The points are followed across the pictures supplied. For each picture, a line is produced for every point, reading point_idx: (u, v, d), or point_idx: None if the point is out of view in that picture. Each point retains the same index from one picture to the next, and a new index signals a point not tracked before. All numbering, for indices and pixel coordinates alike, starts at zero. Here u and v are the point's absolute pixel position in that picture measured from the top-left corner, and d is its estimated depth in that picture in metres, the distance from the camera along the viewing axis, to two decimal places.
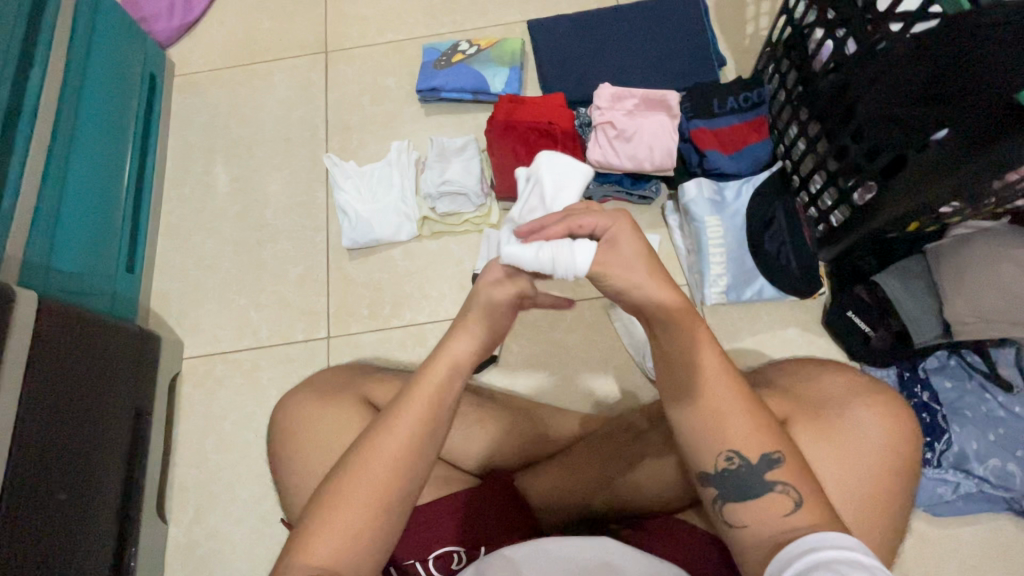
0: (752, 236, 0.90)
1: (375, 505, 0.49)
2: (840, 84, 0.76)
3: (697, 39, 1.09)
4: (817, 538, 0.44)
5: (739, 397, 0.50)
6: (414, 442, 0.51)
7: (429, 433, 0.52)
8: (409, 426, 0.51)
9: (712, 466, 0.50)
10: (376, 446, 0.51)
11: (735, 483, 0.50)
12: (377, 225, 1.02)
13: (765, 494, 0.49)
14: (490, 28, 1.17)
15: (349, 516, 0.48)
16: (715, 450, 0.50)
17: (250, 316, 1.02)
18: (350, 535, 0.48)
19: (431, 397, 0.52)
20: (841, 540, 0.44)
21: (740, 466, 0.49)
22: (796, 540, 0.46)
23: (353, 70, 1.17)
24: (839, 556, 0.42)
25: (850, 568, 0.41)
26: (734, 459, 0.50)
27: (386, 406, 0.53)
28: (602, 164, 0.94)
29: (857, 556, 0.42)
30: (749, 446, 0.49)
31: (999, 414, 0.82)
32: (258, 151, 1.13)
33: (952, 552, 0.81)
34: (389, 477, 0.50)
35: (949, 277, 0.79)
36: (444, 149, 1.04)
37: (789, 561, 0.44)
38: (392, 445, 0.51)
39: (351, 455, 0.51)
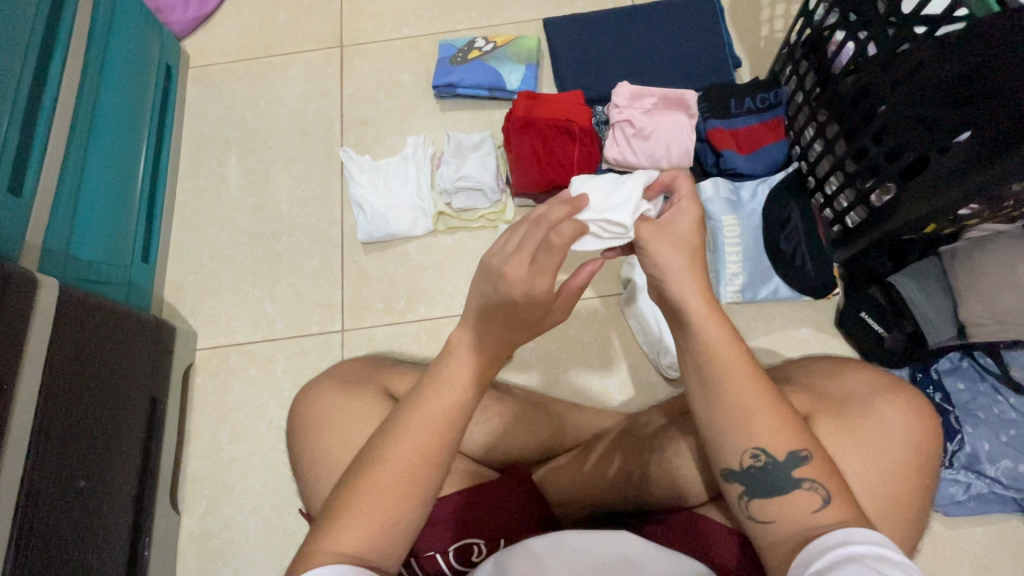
0: (768, 236, 0.91)
1: (398, 489, 0.48)
2: (860, 86, 0.77)
3: (713, 40, 1.09)
4: (845, 534, 0.45)
5: (760, 393, 0.50)
6: (445, 422, 0.50)
7: (454, 411, 0.51)
8: (436, 410, 0.50)
9: (737, 463, 0.51)
10: (402, 429, 0.50)
11: (762, 479, 0.50)
12: (392, 219, 1.02)
13: (788, 496, 0.49)
14: (506, 26, 1.18)
15: (383, 507, 0.47)
16: (741, 447, 0.50)
17: (265, 307, 1.02)
18: (384, 523, 0.47)
19: (459, 379, 0.52)
20: (868, 536, 0.44)
21: (766, 462, 0.50)
22: (823, 535, 0.46)
23: (370, 65, 1.18)
24: (870, 553, 0.42)
25: (883, 563, 0.41)
26: (760, 457, 0.50)
27: (414, 395, 0.52)
28: (620, 163, 0.96)
29: (887, 552, 0.43)
30: (776, 444, 0.49)
31: (1011, 416, 0.82)
32: (274, 144, 1.14)
33: (964, 552, 0.81)
34: (418, 463, 0.49)
35: (964, 277, 0.80)
36: (460, 145, 1.05)
37: (816, 555, 0.45)
38: (423, 416, 0.50)
39: (384, 431, 0.50)
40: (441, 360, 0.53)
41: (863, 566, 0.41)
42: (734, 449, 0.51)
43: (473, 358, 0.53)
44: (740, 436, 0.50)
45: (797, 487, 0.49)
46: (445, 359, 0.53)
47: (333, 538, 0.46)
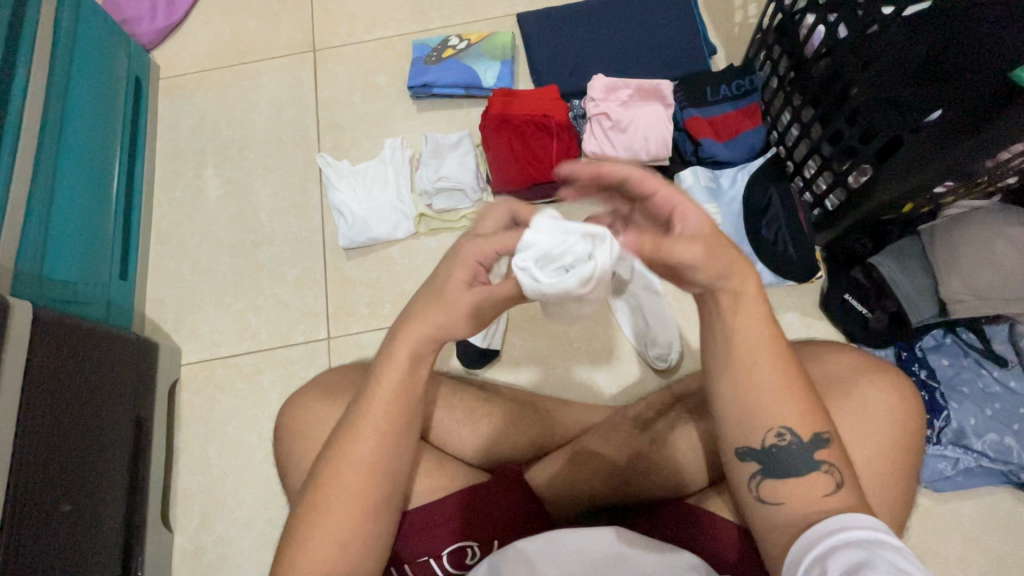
0: (750, 222, 0.91)
1: (348, 508, 0.53)
2: (833, 68, 0.77)
3: (687, 28, 1.09)
4: (844, 520, 0.46)
5: (734, 385, 0.51)
6: (381, 439, 0.54)
7: (389, 427, 0.55)
8: (372, 427, 0.54)
9: (760, 442, 0.51)
10: (346, 452, 0.54)
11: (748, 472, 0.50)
12: (373, 223, 1.01)
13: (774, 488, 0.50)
14: (479, 22, 1.17)
15: (334, 528, 0.52)
16: (766, 426, 0.50)
17: (248, 319, 1.01)
18: (338, 543, 0.52)
19: (393, 397, 0.55)
20: (864, 521, 0.46)
21: (790, 442, 0.50)
22: (822, 520, 0.47)
23: (343, 68, 1.16)
24: (865, 536, 0.44)
25: (878, 547, 0.42)
26: (785, 436, 0.50)
27: (350, 419, 0.55)
28: (598, 155, 0.95)
29: (885, 538, 0.43)
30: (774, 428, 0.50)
31: (995, 389, 0.83)
32: (250, 153, 1.12)
33: (955, 526, 0.82)
34: (365, 479, 0.54)
35: (943, 256, 0.80)
36: (438, 146, 1.04)
37: (816, 541, 0.46)
38: (360, 441, 0.54)
39: (328, 457, 0.54)
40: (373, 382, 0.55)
41: (858, 552, 0.42)
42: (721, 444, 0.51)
43: (405, 376, 0.55)
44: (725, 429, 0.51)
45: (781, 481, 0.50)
46: (377, 379, 0.55)
47: (294, 560, 0.51)
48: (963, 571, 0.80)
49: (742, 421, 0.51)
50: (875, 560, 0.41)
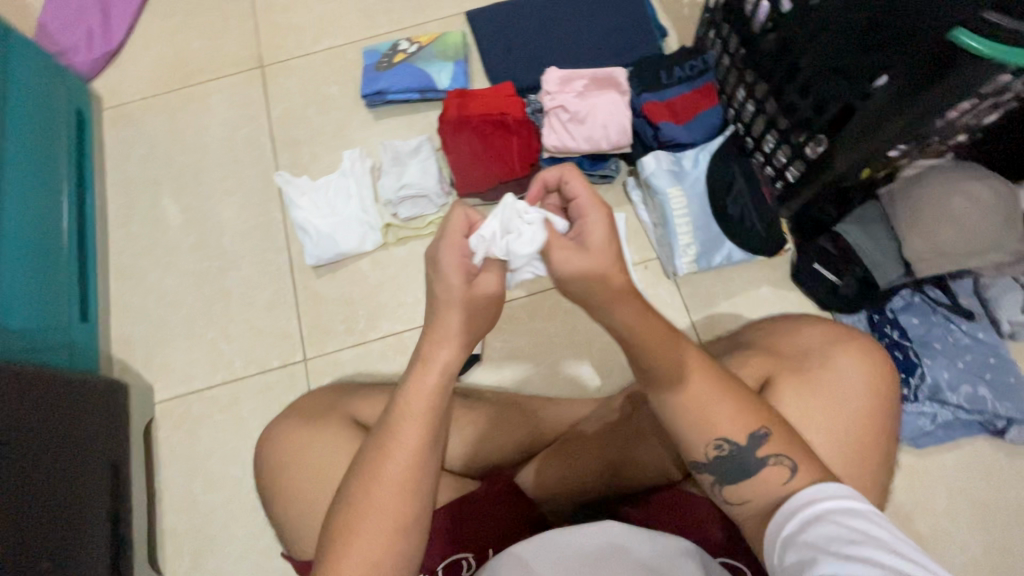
0: (715, 202, 0.91)
1: (380, 531, 0.51)
2: (780, 42, 0.77)
3: (637, 13, 1.09)
4: (812, 490, 0.48)
5: (698, 375, 0.51)
6: (415, 455, 0.54)
7: (426, 444, 0.54)
8: (406, 442, 0.54)
9: (702, 455, 0.52)
10: (377, 469, 0.53)
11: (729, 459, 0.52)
12: (340, 238, 0.99)
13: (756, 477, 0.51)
14: (428, 23, 1.15)
15: (367, 548, 0.51)
16: (704, 440, 0.52)
17: (221, 348, 0.98)
18: (372, 565, 0.51)
19: (423, 410, 0.54)
20: (836, 490, 0.47)
21: (730, 451, 0.51)
22: (787, 500, 0.49)
23: (294, 82, 1.14)
24: (836, 506, 0.46)
25: (849, 516, 0.44)
26: (724, 446, 0.51)
27: (381, 432, 0.55)
28: (559, 149, 0.93)
29: (851, 501, 0.46)
30: (725, 437, 0.51)
31: (966, 341, 0.85)
32: (206, 178, 1.09)
33: (940, 479, 0.84)
34: (400, 496, 0.52)
35: (904, 217, 0.82)
36: (398, 154, 1.03)
37: (790, 516, 0.47)
38: (390, 465, 0.53)
39: (358, 477, 0.53)
40: (404, 394, 0.55)
41: (834, 525, 0.44)
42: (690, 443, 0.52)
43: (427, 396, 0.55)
44: (701, 416, 0.51)
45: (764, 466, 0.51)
46: (409, 387, 0.55)
47: None
48: (952, 523, 0.82)
49: (718, 404, 0.51)
50: (853, 533, 0.43)
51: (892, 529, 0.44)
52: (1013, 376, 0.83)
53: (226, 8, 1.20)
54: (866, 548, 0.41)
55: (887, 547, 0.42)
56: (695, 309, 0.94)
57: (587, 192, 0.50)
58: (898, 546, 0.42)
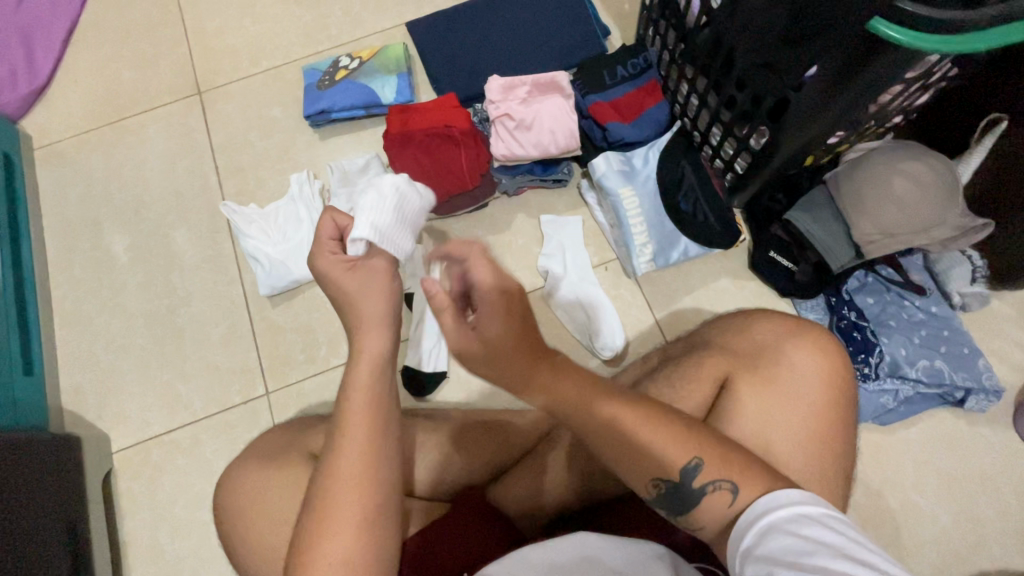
0: (667, 199, 0.91)
1: (344, 530, 0.51)
2: (714, 37, 0.77)
3: (578, 14, 1.08)
4: (767, 502, 0.48)
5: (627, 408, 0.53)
6: (366, 452, 0.54)
7: (375, 440, 0.54)
8: (353, 445, 0.54)
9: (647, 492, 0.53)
10: (331, 477, 0.53)
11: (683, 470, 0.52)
12: (293, 265, 0.97)
13: (701, 498, 0.51)
14: (368, 37, 1.13)
15: (333, 550, 0.50)
16: (643, 480, 0.52)
17: (178, 390, 0.95)
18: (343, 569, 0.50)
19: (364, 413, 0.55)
20: (785, 498, 0.48)
21: (668, 487, 0.52)
22: (742, 514, 0.50)
23: (234, 106, 1.10)
24: (787, 516, 0.47)
25: (801, 525, 0.45)
26: (662, 484, 0.52)
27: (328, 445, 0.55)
28: (508, 157, 0.92)
29: (807, 509, 0.46)
30: (663, 479, 0.52)
31: (919, 316, 0.87)
32: (149, 213, 1.05)
33: (905, 454, 0.86)
34: (355, 490, 0.52)
35: (849, 200, 0.83)
36: (346, 173, 1.01)
37: (748, 530, 0.48)
38: (343, 465, 0.53)
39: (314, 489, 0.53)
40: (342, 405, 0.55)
41: (787, 535, 0.45)
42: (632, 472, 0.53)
43: (370, 423, 0.55)
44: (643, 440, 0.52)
45: (711, 484, 0.51)
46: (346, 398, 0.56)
47: None
48: (920, 496, 0.84)
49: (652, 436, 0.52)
50: (804, 541, 0.43)
51: (850, 533, 0.44)
52: (966, 347, 0.85)
53: (157, 34, 1.15)
54: (816, 554, 0.42)
55: (837, 551, 0.42)
56: (657, 307, 0.94)
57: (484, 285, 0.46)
58: (847, 548, 0.42)
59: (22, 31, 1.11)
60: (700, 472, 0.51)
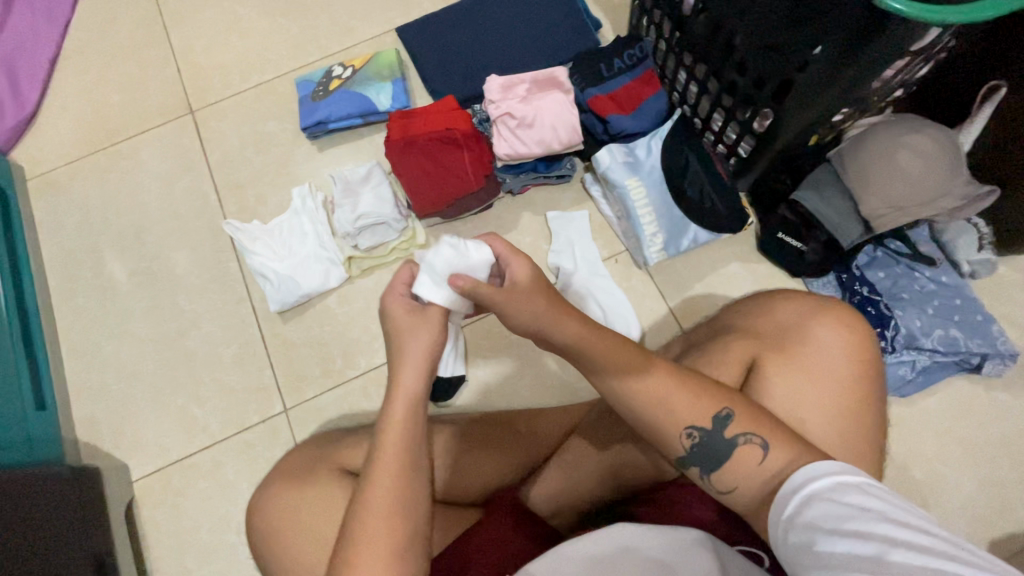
0: (673, 186, 0.91)
1: (385, 557, 0.49)
2: (712, 23, 0.77)
3: (568, 8, 1.08)
4: (804, 471, 0.48)
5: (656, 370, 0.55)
6: (402, 478, 0.53)
7: (410, 468, 0.53)
8: (389, 471, 0.53)
9: (682, 450, 0.54)
10: (367, 506, 0.51)
11: (707, 453, 0.53)
12: (302, 279, 0.96)
13: (733, 452, 0.52)
14: (359, 45, 1.12)
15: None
16: (677, 430, 0.54)
17: (194, 413, 0.94)
18: None
19: (400, 442, 0.54)
20: (824, 467, 0.48)
21: (700, 439, 0.53)
22: (782, 484, 0.49)
23: (228, 123, 1.09)
24: (827, 484, 0.46)
25: (842, 492, 0.45)
26: (694, 434, 0.53)
27: (364, 470, 0.53)
28: (512, 156, 0.91)
29: (845, 477, 0.46)
30: (698, 427, 0.53)
31: (931, 287, 0.88)
32: (150, 236, 1.04)
33: (927, 424, 0.87)
34: (392, 518, 0.51)
35: (854, 177, 0.84)
36: (348, 183, 1.00)
37: (786, 500, 0.48)
38: (378, 494, 0.51)
39: (351, 514, 0.51)
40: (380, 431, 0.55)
41: (828, 502, 0.45)
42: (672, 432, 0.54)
43: (406, 426, 0.55)
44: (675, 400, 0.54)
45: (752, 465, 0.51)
46: (384, 422, 0.55)
47: None
48: (944, 464, 0.85)
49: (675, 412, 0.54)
50: (847, 507, 0.43)
51: (893, 497, 0.44)
52: (979, 315, 0.86)
53: (144, 55, 1.14)
54: (856, 520, 0.42)
55: (882, 517, 0.41)
56: (670, 295, 0.94)
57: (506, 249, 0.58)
58: (892, 513, 0.42)
59: (6, 61, 1.09)
60: (732, 420, 0.53)
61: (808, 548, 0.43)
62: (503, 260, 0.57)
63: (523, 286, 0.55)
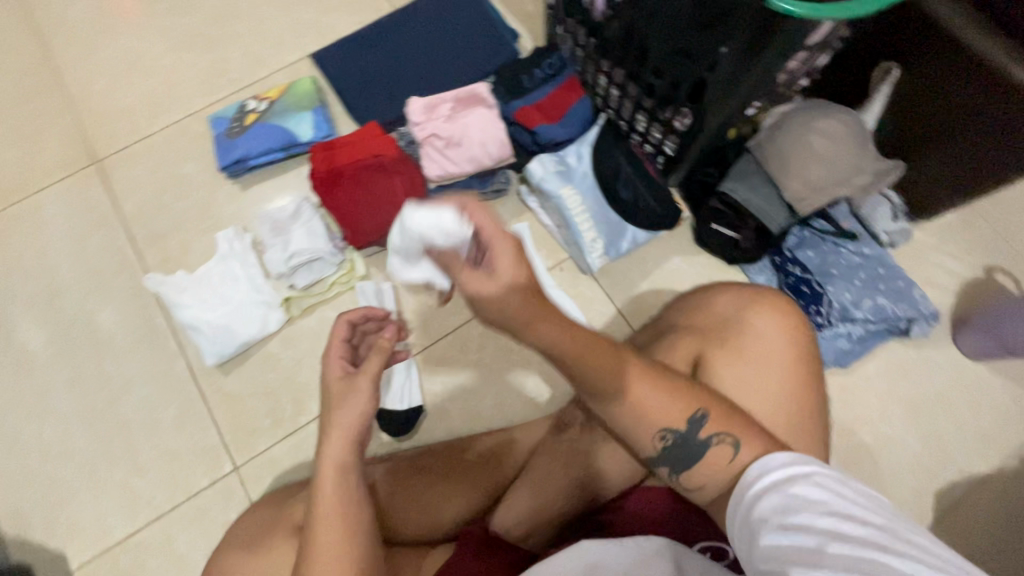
0: (606, 190, 0.92)
1: None
2: (623, 29, 0.78)
3: (484, 21, 1.08)
4: (759, 463, 0.50)
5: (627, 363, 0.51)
6: (345, 535, 0.52)
7: (351, 524, 0.52)
8: (331, 530, 0.52)
9: (653, 450, 0.53)
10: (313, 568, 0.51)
11: (682, 455, 0.52)
12: (237, 328, 0.91)
13: (707, 451, 0.51)
14: (273, 75, 1.07)
15: None
16: (651, 434, 0.52)
17: (135, 486, 0.87)
18: None
19: (336, 497, 0.53)
20: (777, 460, 0.49)
21: (674, 440, 0.52)
22: (744, 471, 0.50)
23: (139, 169, 1.02)
24: (781, 476, 0.48)
25: (793, 483, 0.47)
26: (668, 436, 0.52)
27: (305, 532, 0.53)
28: (444, 177, 0.91)
29: (796, 467, 0.48)
30: (674, 428, 0.52)
31: (857, 260, 0.92)
32: (64, 301, 0.96)
33: (869, 389, 0.91)
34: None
35: (775, 163, 0.87)
36: (277, 222, 0.96)
37: (741, 490, 0.50)
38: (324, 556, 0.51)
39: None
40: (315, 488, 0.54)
41: (779, 495, 0.47)
42: (644, 434, 0.52)
43: (339, 481, 0.54)
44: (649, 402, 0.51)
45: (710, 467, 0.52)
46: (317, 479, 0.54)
47: None
48: (889, 426, 0.90)
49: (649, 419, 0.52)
50: (796, 500, 0.46)
51: (832, 480, 0.47)
52: (902, 280, 0.91)
53: (36, 105, 1.05)
54: (804, 513, 0.45)
55: (827, 509, 0.44)
56: (618, 297, 0.95)
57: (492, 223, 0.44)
58: (836, 505, 0.45)
59: None
60: (709, 420, 0.51)
61: (756, 540, 0.46)
62: (485, 242, 0.44)
63: (506, 276, 0.43)
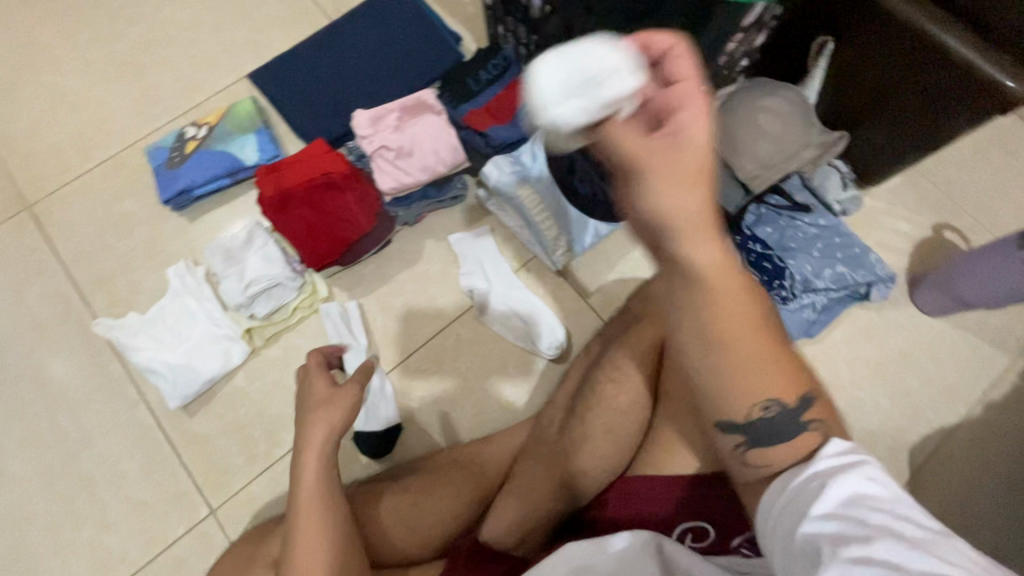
0: (564, 186, 0.92)
1: None
2: (563, 24, 0.78)
3: (425, 26, 1.06)
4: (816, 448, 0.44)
5: (743, 289, 0.45)
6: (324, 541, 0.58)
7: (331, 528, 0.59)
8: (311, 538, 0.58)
9: (744, 416, 0.46)
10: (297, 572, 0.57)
11: (769, 431, 0.46)
12: (199, 365, 0.88)
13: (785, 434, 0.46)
14: (210, 99, 1.03)
15: None
16: (751, 400, 0.46)
17: (105, 544, 0.83)
18: None
19: (315, 504, 0.60)
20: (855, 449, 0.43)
21: (777, 413, 0.45)
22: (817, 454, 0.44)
23: (76, 211, 0.97)
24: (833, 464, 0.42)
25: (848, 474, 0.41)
26: (772, 407, 0.45)
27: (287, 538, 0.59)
28: (399, 188, 0.89)
29: (856, 458, 0.42)
30: (774, 397, 0.45)
31: (814, 231, 0.94)
32: (6, 358, 0.90)
33: (836, 355, 0.94)
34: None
35: (727, 145, 0.87)
36: (229, 251, 0.92)
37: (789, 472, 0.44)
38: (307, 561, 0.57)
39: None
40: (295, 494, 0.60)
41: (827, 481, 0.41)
42: (729, 403, 0.46)
43: (315, 489, 0.60)
44: (745, 341, 0.44)
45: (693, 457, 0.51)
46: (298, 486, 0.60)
47: None
48: (859, 389, 0.92)
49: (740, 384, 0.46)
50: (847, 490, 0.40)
51: (891, 483, 0.40)
52: (859, 247, 0.93)
53: None
54: (855, 505, 0.39)
55: (883, 507, 0.39)
56: (587, 292, 0.95)
57: (697, 72, 0.44)
58: (894, 506, 0.39)
59: None
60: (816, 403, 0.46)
61: (795, 524, 0.40)
62: (669, 114, 0.43)
63: (696, 152, 0.41)
